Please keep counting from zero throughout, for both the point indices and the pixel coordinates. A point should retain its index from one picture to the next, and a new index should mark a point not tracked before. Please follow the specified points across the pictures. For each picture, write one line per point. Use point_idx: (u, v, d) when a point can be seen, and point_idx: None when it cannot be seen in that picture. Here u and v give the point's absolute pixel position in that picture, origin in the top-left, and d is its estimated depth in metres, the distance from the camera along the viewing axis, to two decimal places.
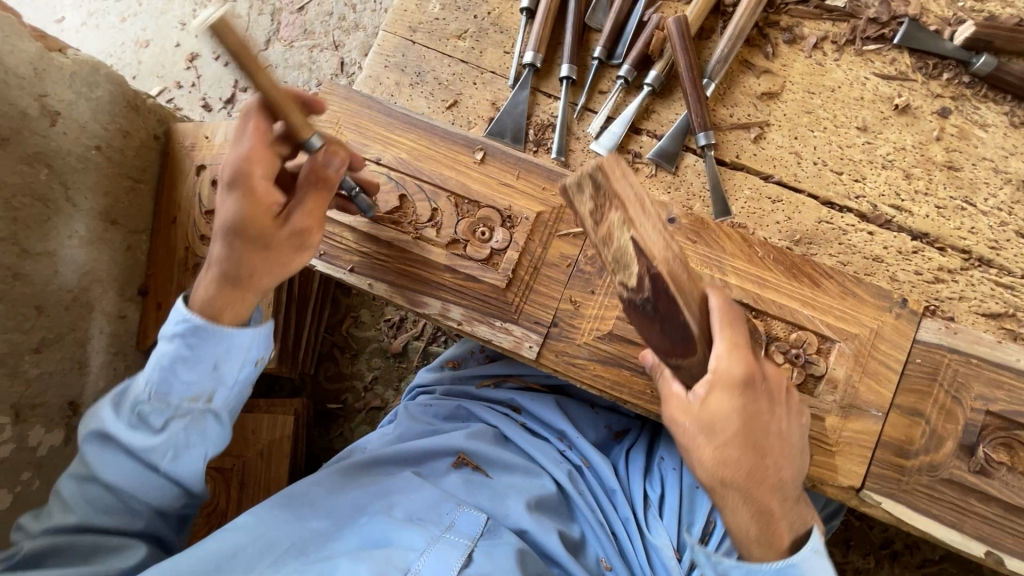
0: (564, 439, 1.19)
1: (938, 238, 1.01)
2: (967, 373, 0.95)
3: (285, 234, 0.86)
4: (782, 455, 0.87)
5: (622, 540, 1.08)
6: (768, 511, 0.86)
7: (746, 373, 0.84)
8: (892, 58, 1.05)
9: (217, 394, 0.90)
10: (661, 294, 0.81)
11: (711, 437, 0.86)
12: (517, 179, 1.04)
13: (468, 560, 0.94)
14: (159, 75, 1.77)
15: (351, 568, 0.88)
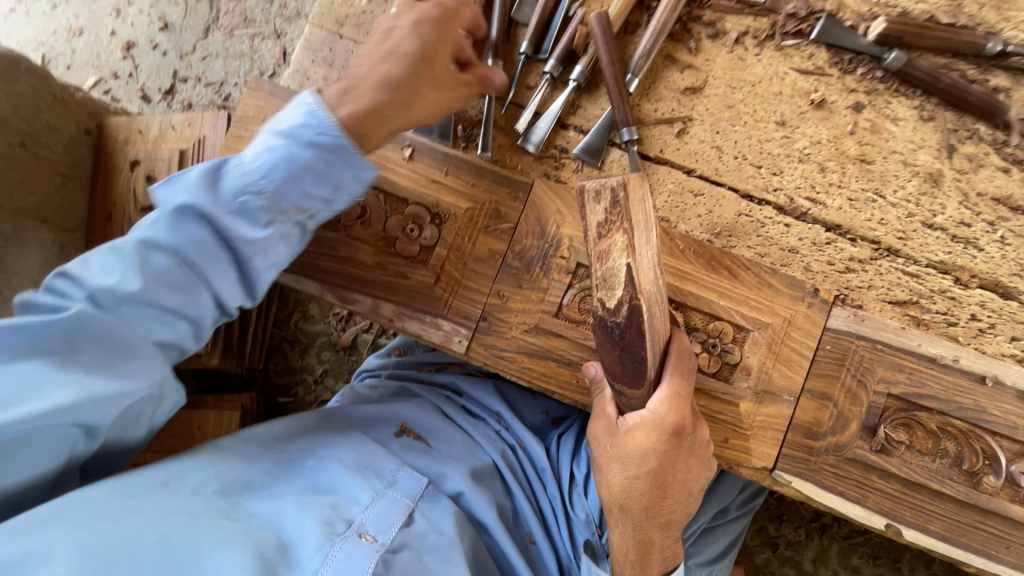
0: (502, 421, 1.22)
1: (849, 229, 1.06)
2: (872, 358, 1.00)
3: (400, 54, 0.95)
4: (680, 495, 0.96)
5: (547, 517, 1.11)
6: (648, 542, 0.95)
7: (679, 422, 0.92)
8: (810, 53, 1.08)
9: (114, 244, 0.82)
10: (632, 325, 0.88)
11: (626, 463, 0.94)
12: (445, 175, 1.05)
13: (410, 518, 0.92)
14: (94, 65, 1.72)
15: (297, 515, 0.84)
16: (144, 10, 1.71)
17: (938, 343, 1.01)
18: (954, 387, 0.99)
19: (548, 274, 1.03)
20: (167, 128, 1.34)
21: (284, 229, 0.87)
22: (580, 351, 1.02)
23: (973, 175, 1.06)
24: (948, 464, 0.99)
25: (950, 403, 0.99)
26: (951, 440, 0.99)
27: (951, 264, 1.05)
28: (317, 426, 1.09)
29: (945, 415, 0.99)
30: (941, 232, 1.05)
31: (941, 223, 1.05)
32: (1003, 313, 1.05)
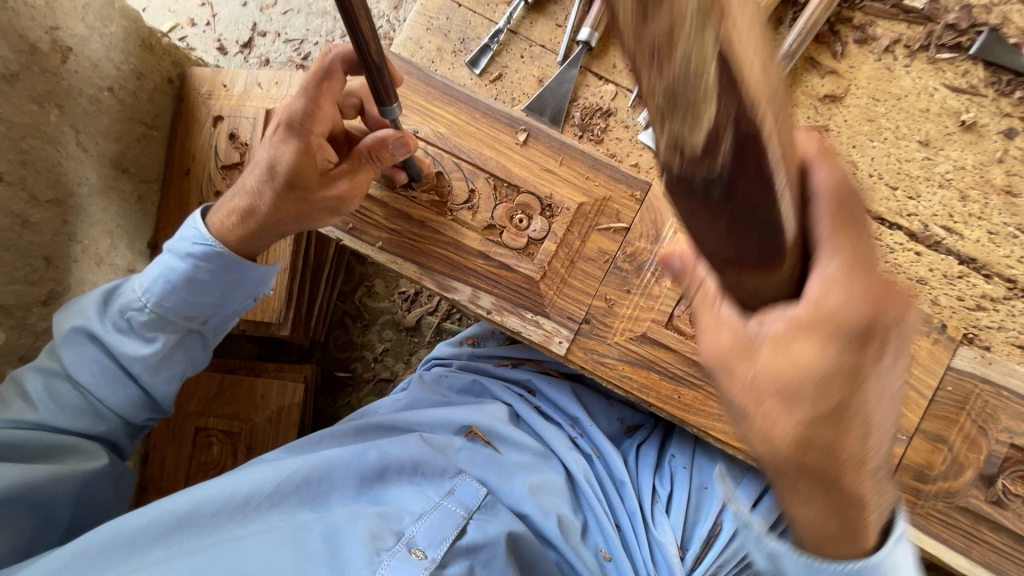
0: (576, 426, 1.17)
1: (984, 265, 0.99)
2: (997, 404, 0.94)
3: (324, 195, 0.92)
4: (859, 473, 0.63)
5: (625, 532, 1.05)
6: (837, 465, 0.62)
7: (865, 315, 0.57)
8: (965, 70, 1.00)
9: (254, 290, 1.01)
10: (745, 169, 0.42)
11: (795, 405, 0.60)
12: (560, 166, 0.99)
13: (462, 530, 0.92)
14: (172, 10, 1.66)
15: (348, 523, 0.88)
16: None
17: None
18: None
19: (661, 281, 0.98)
20: (253, 85, 1.27)
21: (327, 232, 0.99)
22: (686, 365, 0.97)
23: None
24: None
25: None
26: None
27: None
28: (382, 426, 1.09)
29: None
30: None
31: None
32: None
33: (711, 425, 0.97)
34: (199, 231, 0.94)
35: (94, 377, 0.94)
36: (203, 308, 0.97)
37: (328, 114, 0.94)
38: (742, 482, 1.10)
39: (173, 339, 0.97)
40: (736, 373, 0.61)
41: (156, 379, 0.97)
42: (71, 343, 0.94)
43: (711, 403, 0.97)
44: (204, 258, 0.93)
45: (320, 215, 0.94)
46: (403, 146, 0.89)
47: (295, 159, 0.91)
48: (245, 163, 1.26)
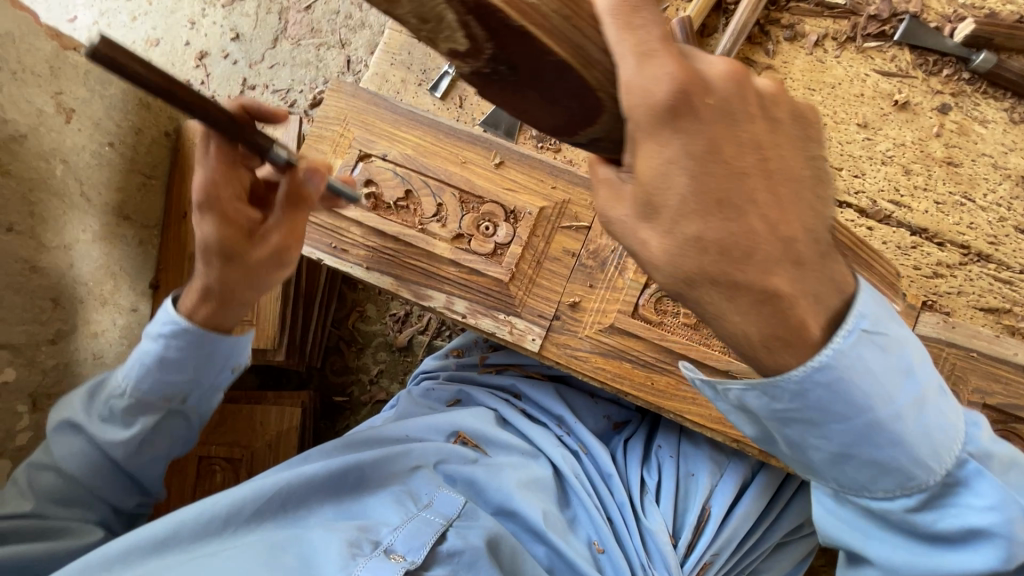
0: (563, 425, 1.20)
1: (937, 234, 1.02)
2: (966, 366, 0.96)
3: (262, 254, 0.93)
4: (787, 207, 0.57)
5: (616, 524, 1.06)
6: (785, 311, 0.57)
7: (678, 86, 0.50)
8: (893, 55, 1.06)
9: (234, 356, 1.01)
10: (507, 38, 0.47)
11: (654, 219, 0.56)
12: (521, 175, 1.06)
13: (442, 537, 0.88)
14: (169, 73, 1.81)
15: (324, 536, 0.84)
16: (217, 22, 1.80)
17: None
18: None
19: (624, 274, 1.02)
20: None
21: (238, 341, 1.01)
22: (656, 352, 1.01)
23: None
24: None
25: None
26: None
27: None
28: (368, 442, 1.08)
29: None
30: None
31: None
32: None
33: (686, 409, 1.00)
34: (167, 313, 0.95)
35: (81, 468, 0.95)
36: (177, 387, 0.97)
37: (234, 177, 0.91)
38: (724, 471, 1.14)
39: (152, 423, 0.97)
40: (618, 217, 0.58)
41: (142, 465, 0.99)
42: (62, 439, 0.96)
43: (683, 387, 1.00)
44: (176, 338, 0.94)
45: (268, 271, 0.96)
46: (319, 175, 0.90)
47: (220, 229, 0.90)
48: None
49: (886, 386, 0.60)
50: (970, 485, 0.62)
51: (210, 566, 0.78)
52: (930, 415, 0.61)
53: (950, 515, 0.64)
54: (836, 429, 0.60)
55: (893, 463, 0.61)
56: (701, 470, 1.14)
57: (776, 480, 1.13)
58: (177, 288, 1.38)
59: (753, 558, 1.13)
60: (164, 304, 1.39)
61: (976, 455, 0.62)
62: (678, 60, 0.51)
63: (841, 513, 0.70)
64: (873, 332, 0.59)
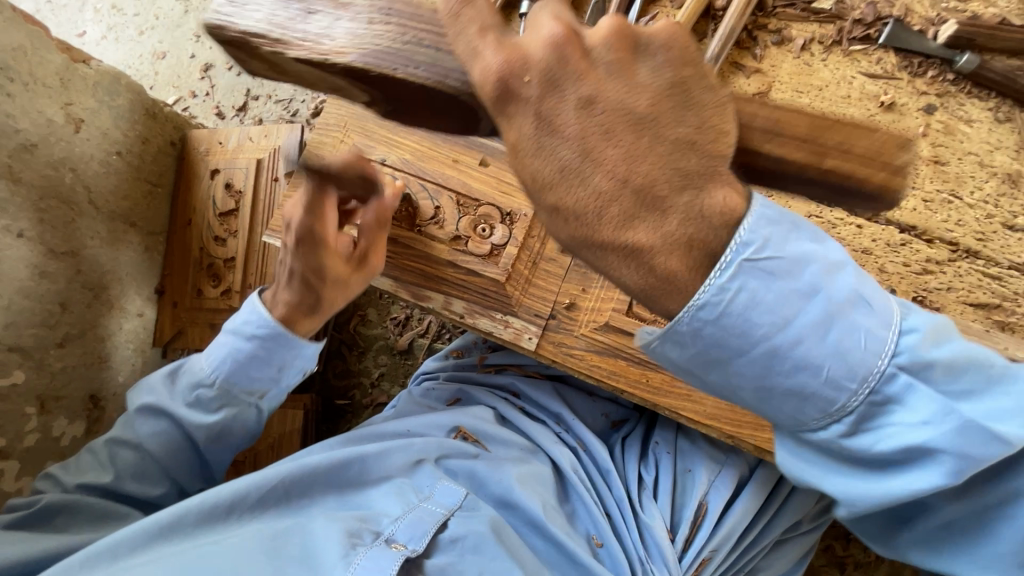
0: (562, 422, 1.22)
1: (926, 231, 1.04)
2: None
3: (360, 273, 1.03)
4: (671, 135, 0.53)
5: (614, 519, 1.07)
6: (677, 258, 0.55)
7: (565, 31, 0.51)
8: (878, 57, 1.09)
9: (309, 360, 1.06)
10: None
11: (558, 163, 0.52)
12: (518, 178, 1.09)
13: (444, 526, 0.90)
14: (175, 85, 1.85)
15: (327, 524, 0.86)
16: None
17: None
18: None
19: None
20: (245, 139, 1.42)
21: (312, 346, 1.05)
22: None
23: None
24: None
25: None
26: None
27: None
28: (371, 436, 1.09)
29: None
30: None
31: None
32: None
33: (681, 405, 1.01)
34: (259, 313, 1.00)
35: (160, 446, 0.97)
36: (260, 383, 1.01)
37: (327, 212, 0.98)
38: (722, 468, 1.15)
39: (234, 414, 1.00)
40: (526, 171, 0.54)
41: (214, 449, 1.01)
42: (139, 416, 1.00)
43: (678, 384, 1.02)
44: (264, 338, 0.99)
45: (357, 288, 1.05)
46: (399, 197, 1.03)
47: (327, 257, 0.98)
48: (239, 209, 1.39)
49: (782, 305, 0.57)
50: (903, 401, 0.57)
51: (215, 548, 0.80)
52: (847, 331, 0.57)
53: (885, 435, 0.58)
54: (740, 362, 0.59)
55: (804, 387, 0.58)
56: (698, 466, 1.15)
57: (773, 477, 1.14)
58: (182, 293, 1.41)
59: (752, 554, 1.13)
60: (170, 309, 1.42)
61: (907, 368, 0.57)
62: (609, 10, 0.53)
63: (795, 451, 0.65)
64: (755, 250, 0.55)
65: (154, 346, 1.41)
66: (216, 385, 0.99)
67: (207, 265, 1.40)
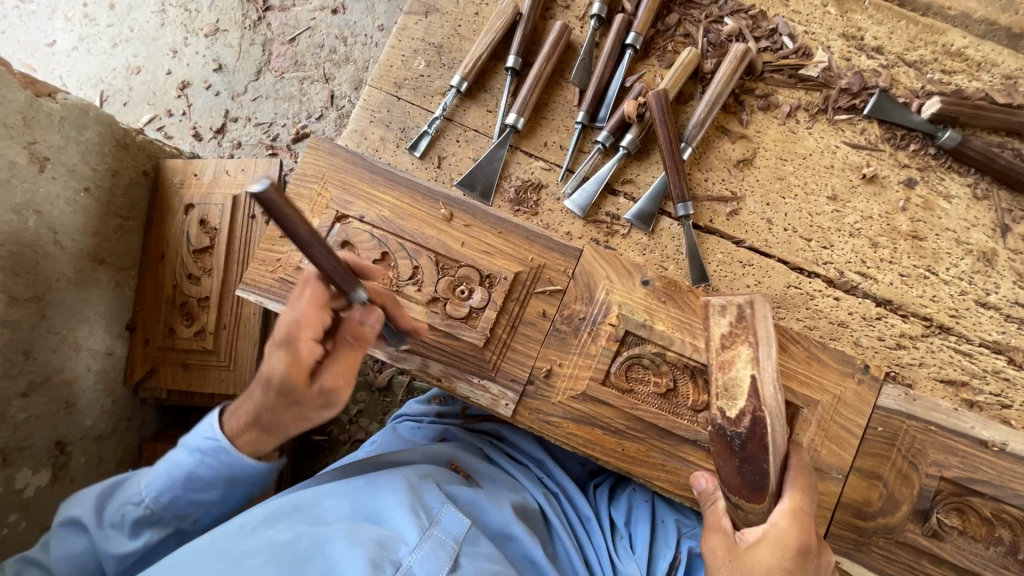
0: (543, 469, 1.22)
1: (901, 306, 1.05)
2: (923, 440, 0.99)
3: (313, 393, 0.85)
4: None
5: (593, 567, 1.09)
6: None
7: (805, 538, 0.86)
8: (862, 128, 1.08)
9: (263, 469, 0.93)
10: None
11: (764, 542, 0.87)
12: (498, 238, 1.07)
13: (456, 563, 0.89)
14: (149, 102, 1.79)
15: (342, 551, 0.83)
16: (200, 52, 1.78)
17: (991, 426, 1.00)
18: (1008, 474, 0.97)
19: (597, 340, 1.04)
20: (222, 172, 1.38)
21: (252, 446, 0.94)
22: (626, 420, 1.02)
23: None
24: (1004, 554, 0.96)
25: (1005, 490, 0.97)
26: (1006, 527, 0.97)
27: (1006, 344, 1.03)
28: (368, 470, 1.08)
29: (999, 502, 0.97)
30: (994, 312, 1.04)
31: (995, 302, 1.04)
32: None
33: (656, 476, 1.02)
34: (213, 432, 0.90)
35: (71, 573, 0.91)
36: (195, 511, 0.93)
37: (313, 320, 0.83)
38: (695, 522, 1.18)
39: (158, 538, 0.93)
40: (721, 512, 0.93)
41: (135, 571, 0.95)
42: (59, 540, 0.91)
43: (653, 455, 1.02)
44: (207, 454, 0.90)
45: (314, 411, 0.87)
46: (377, 315, 0.84)
47: (282, 370, 0.82)
48: (214, 247, 1.36)
49: None
50: None
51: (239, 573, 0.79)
52: None
53: None
54: None
55: None
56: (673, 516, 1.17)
57: None
58: (155, 330, 1.38)
59: None
60: (142, 347, 1.39)
61: None
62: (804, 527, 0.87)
63: None
64: None
65: (124, 384, 1.38)
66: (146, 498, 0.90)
67: (180, 303, 1.38)
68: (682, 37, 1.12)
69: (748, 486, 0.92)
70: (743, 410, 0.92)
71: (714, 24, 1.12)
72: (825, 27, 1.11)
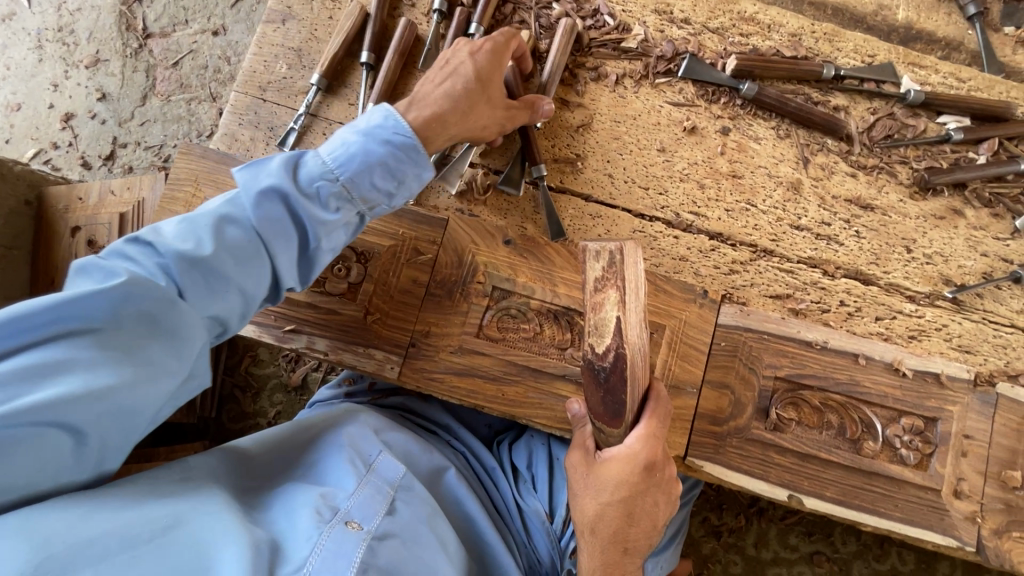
0: (450, 432, 1.30)
1: (730, 236, 1.21)
2: (759, 347, 1.14)
3: (508, 103, 1.10)
4: (642, 528, 1.03)
5: (500, 511, 1.20)
6: (626, 520, 1.01)
7: (652, 453, 1.00)
8: (680, 88, 1.24)
9: (382, 207, 0.95)
10: None
11: (614, 460, 1.00)
12: (369, 218, 1.16)
13: (392, 505, 0.95)
14: (33, 137, 1.78)
15: (288, 515, 0.87)
16: (82, 83, 1.80)
17: (812, 328, 1.15)
18: (829, 366, 1.13)
19: (468, 298, 1.14)
20: (107, 193, 1.41)
21: (348, 217, 0.93)
22: (502, 366, 1.12)
23: (827, 182, 1.22)
24: (834, 435, 1.11)
25: (828, 380, 1.12)
26: (833, 412, 1.12)
27: (819, 259, 1.20)
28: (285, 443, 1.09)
29: (825, 391, 1.12)
30: (807, 232, 1.21)
31: (806, 224, 1.21)
32: (866, 296, 1.20)
33: (535, 413, 1.12)
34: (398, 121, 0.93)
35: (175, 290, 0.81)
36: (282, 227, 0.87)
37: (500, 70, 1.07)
38: None
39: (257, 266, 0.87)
40: (584, 436, 1.05)
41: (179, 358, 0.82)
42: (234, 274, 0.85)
43: (530, 394, 1.12)
44: (396, 146, 0.93)
45: (477, 130, 1.07)
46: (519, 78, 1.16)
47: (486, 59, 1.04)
48: None
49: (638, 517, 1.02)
50: None
51: (187, 524, 0.79)
52: None
53: None
54: None
55: None
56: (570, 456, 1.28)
57: None
58: None
59: None
60: None
61: None
62: (654, 446, 1.00)
63: None
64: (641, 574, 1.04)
65: None
66: (215, 246, 0.83)
67: None
68: (519, 23, 1.26)
69: (609, 413, 0.98)
70: (607, 347, 0.93)
71: (544, 10, 1.26)
72: (639, 5, 1.27)
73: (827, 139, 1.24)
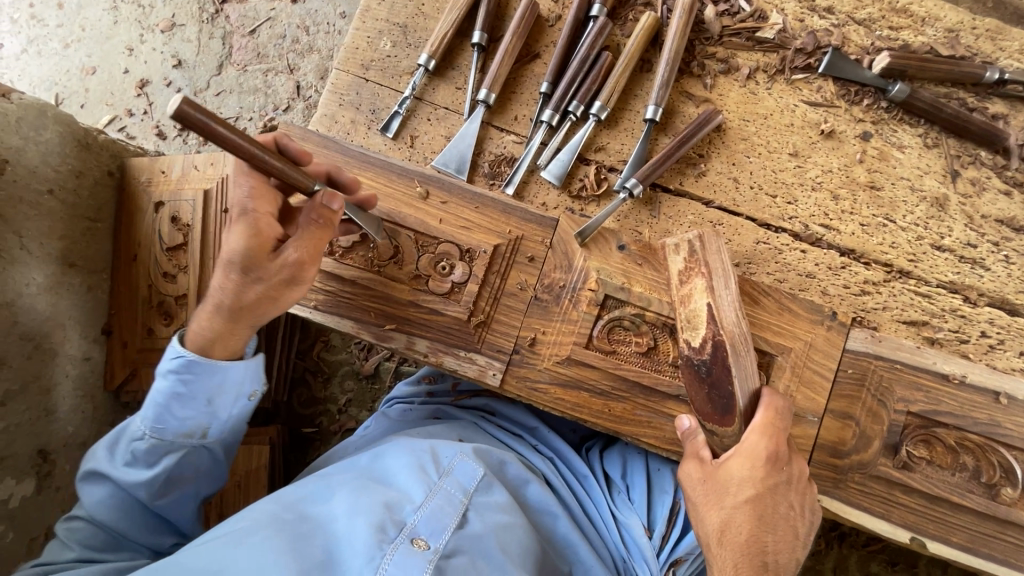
0: (537, 436, 1.24)
1: (863, 253, 1.11)
2: (891, 378, 1.05)
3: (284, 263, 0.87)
4: (786, 541, 0.90)
5: (595, 522, 1.13)
6: (763, 532, 0.88)
7: (772, 445, 0.91)
8: (819, 86, 1.13)
9: (215, 426, 0.94)
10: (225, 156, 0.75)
11: (733, 457, 0.91)
12: (475, 210, 1.08)
13: (465, 519, 0.91)
14: (108, 102, 1.74)
15: (348, 522, 0.85)
16: (157, 49, 1.74)
17: (951, 361, 1.05)
18: (968, 404, 1.03)
19: (578, 306, 1.06)
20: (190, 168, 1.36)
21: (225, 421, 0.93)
22: (611, 380, 1.05)
23: (977, 199, 1.11)
24: (968, 478, 1.03)
25: (966, 419, 1.03)
26: (969, 453, 1.03)
27: (961, 283, 1.10)
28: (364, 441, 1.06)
29: (961, 430, 1.03)
30: (949, 254, 1.10)
31: (949, 245, 1.10)
32: (1011, 329, 1.10)
33: (643, 432, 1.05)
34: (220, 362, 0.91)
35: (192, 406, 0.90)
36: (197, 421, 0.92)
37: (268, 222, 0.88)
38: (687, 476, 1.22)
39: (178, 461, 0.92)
40: (695, 440, 0.96)
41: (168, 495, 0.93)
42: (216, 384, 0.91)
43: (639, 411, 1.05)
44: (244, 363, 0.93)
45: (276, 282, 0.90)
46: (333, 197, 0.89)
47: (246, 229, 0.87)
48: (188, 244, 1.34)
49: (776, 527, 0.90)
50: None
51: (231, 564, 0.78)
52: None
53: None
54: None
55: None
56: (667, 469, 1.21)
57: None
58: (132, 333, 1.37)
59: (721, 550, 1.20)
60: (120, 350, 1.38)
61: None
62: (777, 441, 0.91)
63: None
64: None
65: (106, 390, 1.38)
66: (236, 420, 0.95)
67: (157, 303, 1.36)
68: (644, 6, 1.14)
69: (718, 408, 0.95)
70: (703, 336, 0.98)
71: None
72: None
73: (980, 151, 1.11)
